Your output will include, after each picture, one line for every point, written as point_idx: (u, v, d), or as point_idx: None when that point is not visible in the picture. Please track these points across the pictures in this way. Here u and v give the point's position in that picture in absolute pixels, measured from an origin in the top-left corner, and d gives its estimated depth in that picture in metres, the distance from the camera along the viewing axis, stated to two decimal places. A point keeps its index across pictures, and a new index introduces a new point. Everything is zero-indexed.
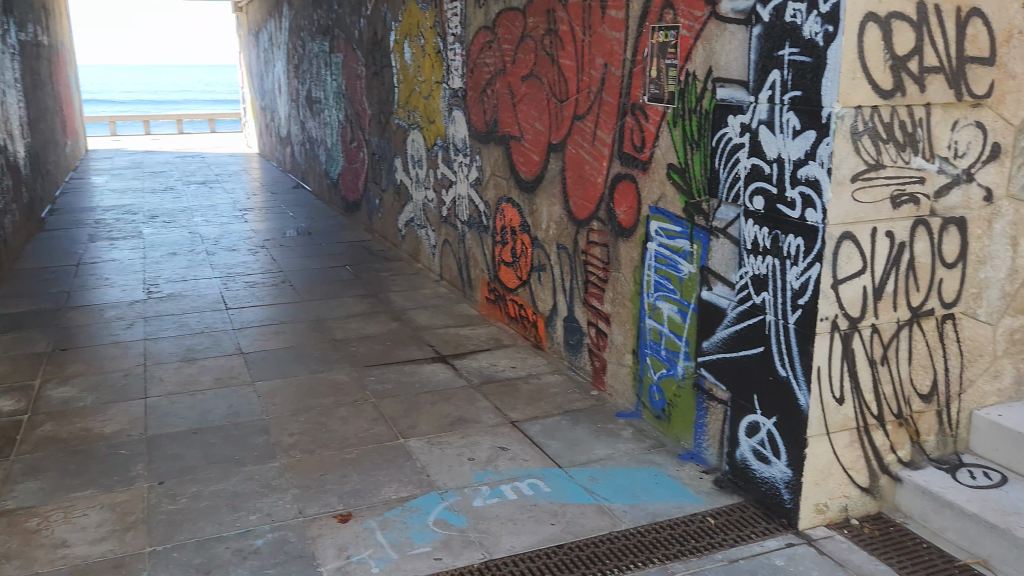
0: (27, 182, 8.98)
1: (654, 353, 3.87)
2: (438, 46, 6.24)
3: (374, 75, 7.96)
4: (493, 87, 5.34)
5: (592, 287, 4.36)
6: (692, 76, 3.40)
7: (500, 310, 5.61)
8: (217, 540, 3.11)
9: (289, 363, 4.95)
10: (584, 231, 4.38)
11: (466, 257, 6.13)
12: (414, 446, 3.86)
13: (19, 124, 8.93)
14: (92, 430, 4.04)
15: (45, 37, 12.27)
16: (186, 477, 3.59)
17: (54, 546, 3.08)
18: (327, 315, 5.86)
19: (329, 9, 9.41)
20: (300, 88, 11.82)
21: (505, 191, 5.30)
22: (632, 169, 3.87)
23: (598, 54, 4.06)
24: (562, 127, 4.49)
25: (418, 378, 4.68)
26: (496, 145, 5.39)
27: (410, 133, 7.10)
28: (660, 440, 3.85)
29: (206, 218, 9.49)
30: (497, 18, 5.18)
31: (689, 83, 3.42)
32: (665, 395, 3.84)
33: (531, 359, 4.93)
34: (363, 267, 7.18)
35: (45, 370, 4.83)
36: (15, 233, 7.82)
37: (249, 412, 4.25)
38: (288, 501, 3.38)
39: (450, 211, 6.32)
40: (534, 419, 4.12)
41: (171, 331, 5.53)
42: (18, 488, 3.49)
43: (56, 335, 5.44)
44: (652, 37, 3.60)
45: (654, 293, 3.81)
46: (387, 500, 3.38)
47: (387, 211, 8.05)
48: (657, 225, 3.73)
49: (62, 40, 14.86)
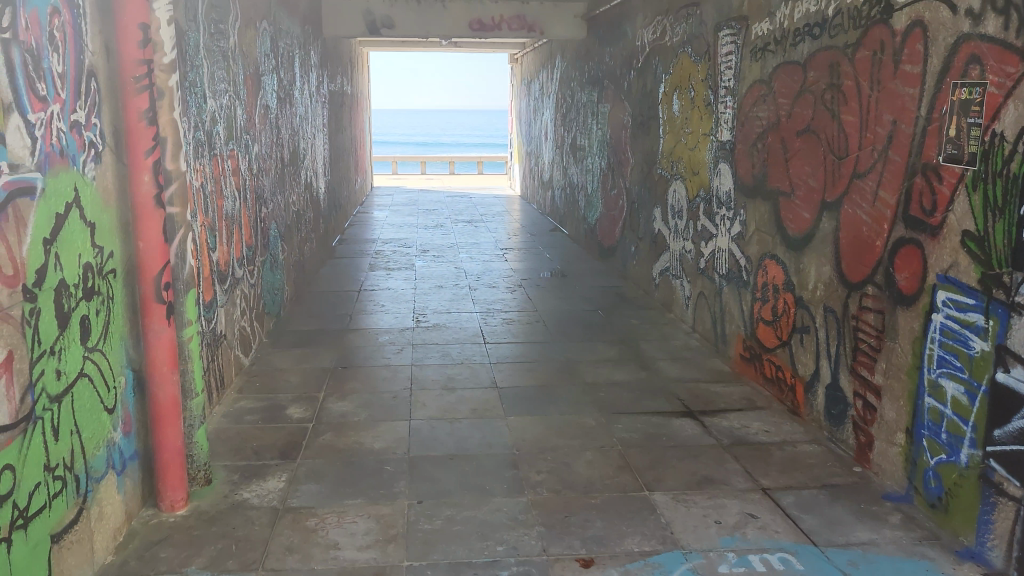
0: (324, 213, 10.08)
1: (932, 435, 3.55)
2: (708, 99, 6.23)
3: (640, 125, 8.09)
4: (765, 142, 5.23)
5: (862, 356, 4.09)
6: (995, 138, 3.11)
7: (755, 370, 5.42)
8: (468, 564, 3.27)
9: (540, 401, 5.11)
10: (857, 296, 4.13)
11: (721, 312, 6.00)
12: (659, 500, 3.82)
13: (322, 161, 10.06)
14: (364, 444, 4.42)
15: (348, 84, 13.77)
16: (442, 500, 3.81)
17: (328, 547, 3.39)
18: (578, 358, 5.99)
19: (600, 61, 9.71)
20: (565, 136, 12.28)
21: (770, 248, 5.14)
22: (918, 233, 3.61)
23: (887, 110, 3.84)
24: (839, 186, 4.29)
25: (665, 430, 4.64)
26: (763, 200, 5.25)
27: (672, 183, 7.11)
28: (932, 532, 3.51)
29: (470, 255, 10.08)
30: (775, 72, 5.08)
31: (992, 145, 3.13)
32: (943, 482, 3.50)
33: (787, 424, 4.70)
34: (615, 313, 7.27)
35: (329, 385, 5.36)
36: (311, 258, 8.79)
37: (501, 445, 4.44)
38: (534, 537, 3.47)
39: (709, 264, 6.23)
40: (787, 489, 3.92)
41: (435, 359, 5.92)
42: (302, 490, 3.89)
43: (338, 354, 6.03)
44: (953, 93, 3.35)
45: (936, 369, 3.50)
46: (629, 551, 3.37)
47: (643, 259, 8.09)
48: (946, 295, 3.43)
49: (360, 87, 16.60)
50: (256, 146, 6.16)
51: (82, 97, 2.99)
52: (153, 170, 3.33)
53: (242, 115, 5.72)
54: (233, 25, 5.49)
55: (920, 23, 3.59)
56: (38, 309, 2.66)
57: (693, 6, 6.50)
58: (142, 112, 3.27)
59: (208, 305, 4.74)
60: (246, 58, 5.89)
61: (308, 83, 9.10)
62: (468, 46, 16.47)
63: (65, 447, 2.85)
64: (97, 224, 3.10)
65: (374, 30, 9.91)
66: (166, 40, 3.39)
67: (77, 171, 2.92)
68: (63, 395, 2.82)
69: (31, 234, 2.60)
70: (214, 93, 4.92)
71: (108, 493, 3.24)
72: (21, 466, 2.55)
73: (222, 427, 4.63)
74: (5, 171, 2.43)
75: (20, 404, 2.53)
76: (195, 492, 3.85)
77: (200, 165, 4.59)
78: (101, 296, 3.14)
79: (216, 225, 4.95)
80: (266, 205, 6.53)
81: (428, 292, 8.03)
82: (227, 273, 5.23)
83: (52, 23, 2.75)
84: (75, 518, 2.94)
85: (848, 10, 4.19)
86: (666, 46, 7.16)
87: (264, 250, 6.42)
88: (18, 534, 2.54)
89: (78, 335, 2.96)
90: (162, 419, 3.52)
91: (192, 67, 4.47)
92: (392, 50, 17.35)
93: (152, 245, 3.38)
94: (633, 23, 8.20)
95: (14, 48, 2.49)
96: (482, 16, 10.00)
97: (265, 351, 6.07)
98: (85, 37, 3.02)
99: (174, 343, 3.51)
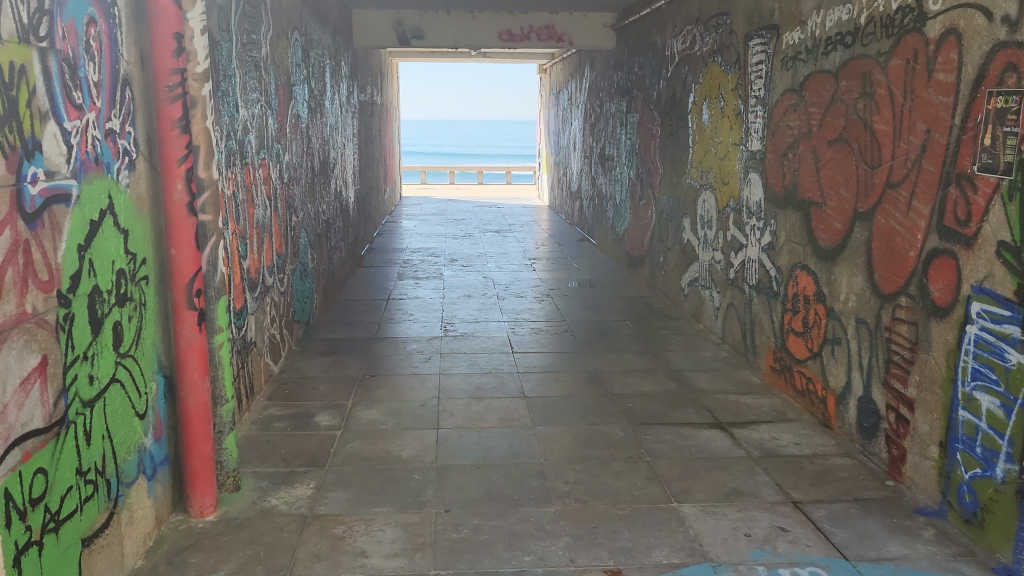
0: (354, 222, 10.15)
1: (967, 449, 3.48)
2: (738, 109, 6.19)
3: (669, 134, 8.06)
4: (796, 151, 5.18)
5: (895, 368, 4.03)
6: None
7: (785, 381, 5.35)
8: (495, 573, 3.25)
9: (568, 411, 5.09)
10: (890, 307, 4.07)
11: (751, 323, 5.94)
12: (688, 511, 3.78)
13: (351, 171, 10.14)
14: (391, 453, 4.42)
15: (378, 95, 13.89)
16: (469, 509, 3.80)
17: (355, 554, 3.39)
18: (607, 368, 5.96)
19: (629, 71, 9.69)
20: (593, 146, 12.27)
21: (801, 258, 5.08)
22: (953, 244, 3.54)
23: (920, 118, 3.79)
24: (872, 196, 4.23)
25: (694, 442, 4.59)
26: (794, 210, 5.20)
27: (701, 193, 7.07)
28: (968, 548, 3.43)
29: (498, 265, 10.09)
30: (806, 81, 5.03)
31: None
32: (979, 497, 3.42)
33: (818, 437, 4.63)
34: (644, 324, 7.23)
35: (357, 393, 5.38)
36: (340, 267, 8.84)
37: (529, 454, 4.42)
38: (562, 548, 3.45)
39: (738, 274, 6.18)
40: (819, 502, 3.86)
41: (463, 368, 5.92)
42: (329, 497, 3.90)
43: (366, 362, 6.05)
44: (988, 102, 3.29)
45: (971, 382, 3.43)
46: (658, 563, 3.33)
47: (672, 269, 8.04)
48: (981, 306, 3.37)
49: (390, 97, 16.72)
50: (286, 156, 6.22)
51: (117, 105, 3.03)
52: (185, 178, 3.37)
53: (274, 125, 5.79)
54: (265, 35, 5.56)
55: (954, 30, 3.54)
56: (72, 314, 2.69)
57: (723, 15, 6.47)
58: (175, 121, 3.31)
59: (238, 313, 4.78)
60: (278, 69, 5.96)
61: (339, 94, 9.19)
62: (497, 57, 16.55)
63: (97, 451, 2.88)
64: (130, 232, 3.14)
65: (404, 40, 10.07)
66: (199, 49, 3.44)
67: (111, 179, 2.97)
68: (95, 399, 2.85)
69: (66, 240, 2.64)
70: (246, 103, 4.99)
71: (138, 497, 3.28)
72: (54, 469, 2.58)
73: (251, 434, 4.66)
74: (41, 178, 2.48)
75: (53, 407, 2.56)
76: (224, 498, 3.87)
77: (232, 174, 4.65)
78: (133, 302, 3.18)
79: (247, 233, 5.00)
80: (297, 214, 6.59)
81: (456, 301, 8.05)
82: (258, 281, 5.28)
83: (88, 33, 2.80)
84: (105, 522, 2.97)
85: (881, 18, 4.15)
86: (696, 55, 7.14)
87: (294, 259, 6.48)
88: (50, 537, 2.57)
89: (111, 341, 2.99)
90: (192, 425, 3.55)
91: (225, 77, 4.54)
92: (422, 61, 17.47)
93: (184, 252, 3.41)
94: (662, 32, 8.19)
95: (51, 57, 2.54)
96: (511, 27, 10.08)
97: (294, 359, 6.11)
98: (120, 47, 3.07)
99: (204, 349, 3.54)
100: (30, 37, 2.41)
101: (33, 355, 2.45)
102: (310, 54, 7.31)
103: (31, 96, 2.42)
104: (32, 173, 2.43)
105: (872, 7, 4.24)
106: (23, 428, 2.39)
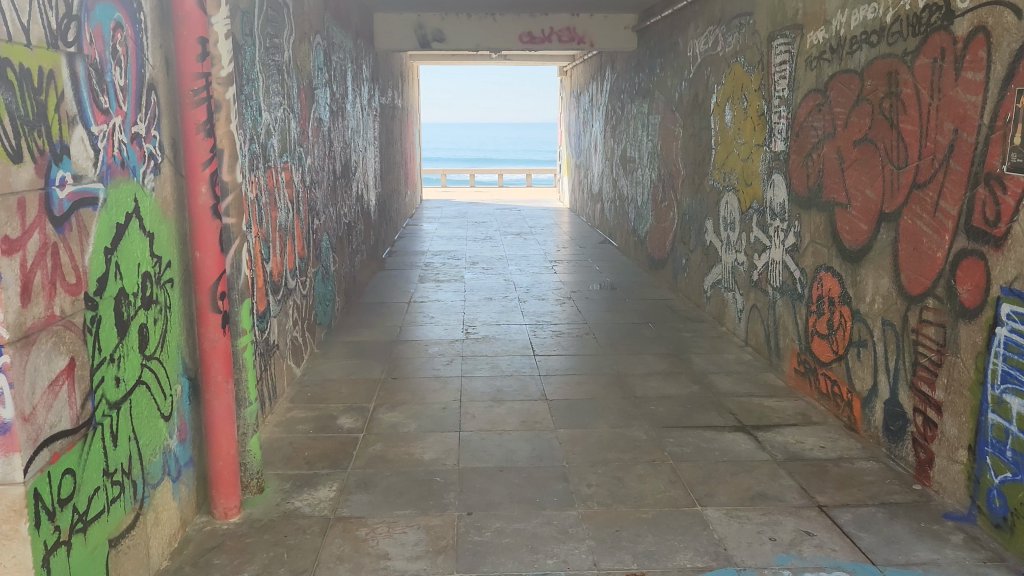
0: (375, 226, 10.18)
1: (997, 452, 3.43)
2: (761, 109, 6.15)
3: (692, 136, 8.02)
4: (820, 153, 5.14)
5: (922, 371, 3.97)
6: None
7: (810, 384, 5.30)
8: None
9: (589, 414, 5.07)
10: (917, 309, 4.01)
11: (775, 325, 5.89)
12: (712, 515, 3.74)
13: (372, 174, 10.15)
14: (413, 455, 4.43)
15: (399, 97, 13.92)
16: (491, 511, 3.79)
17: (378, 557, 3.39)
18: (629, 370, 5.93)
19: (651, 72, 9.65)
20: (614, 147, 12.23)
21: (826, 259, 5.04)
22: (982, 245, 3.49)
23: (948, 118, 3.74)
24: (899, 196, 4.18)
25: (717, 445, 4.56)
26: (819, 211, 5.15)
27: (724, 195, 7.03)
28: (998, 554, 3.37)
29: (520, 267, 10.08)
30: (831, 81, 4.98)
31: None
32: (1009, 502, 3.36)
33: (844, 440, 4.58)
34: (666, 326, 7.19)
35: (379, 395, 5.40)
36: (362, 270, 8.87)
37: (551, 457, 4.41)
38: (584, 551, 3.43)
39: (762, 276, 6.13)
40: (845, 506, 3.81)
41: (484, 371, 5.92)
42: (352, 499, 3.90)
43: (388, 365, 6.06)
44: (1018, 100, 3.24)
45: (1000, 385, 3.38)
46: (681, 567, 3.31)
47: (694, 271, 8.00)
48: (1010, 308, 3.32)
49: (411, 101, 16.75)
50: (309, 160, 6.25)
51: (142, 110, 3.06)
52: (210, 182, 3.39)
53: (296, 129, 5.83)
54: (288, 40, 5.61)
55: (983, 28, 3.49)
56: (98, 317, 2.71)
57: (746, 15, 6.44)
58: (199, 124, 3.32)
59: (262, 315, 4.81)
60: (300, 73, 5.99)
61: (360, 96, 9.24)
62: (517, 60, 16.54)
63: (123, 453, 2.90)
64: (156, 235, 3.16)
65: (425, 44, 10.06)
66: (223, 54, 3.46)
67: (137, 183, 2.99)
68: (121, 401, 2.87)
69: (93, 244, 2.66)
70: (269, 107, 5.03)
71: (163, 499, 3.30)
72: (81, 470, 2.60)
73: (274, 437, 4.68)
74: (69, 182, 2.50)
75: (80, 409, 2.58)
76: (248, 500, 3.89)
77: (255, 178, 4.68)
78: (158, 305, 3.20)
79: (270, 236, 5.03)
80: (319, 217, 6.62)
81: (477, 304, 8.05)
82: (280, 284, 5.31)
83: (115, 38, 2.83)
84: (131, 523, 2.99)
85: (907, 16, 4.10)
86: (719, 56, 7.09)
87: (316, 262, 6.50)
88: (77, 538, 2.59)
89: (137, 343, 3.01)
90: (216, 428, 3.56)
91: (249, 82, 4.56)
92: (443, 65, 17.52)
93: (208, 255, 3.42)
94: (684, 33, 8.14)
95: (78, 62, 2.57)
96: (532, 29, 10.07)
97: (316, 361, 6.13)
98: (146, 52, 3.10)
99: (228, 351, 3.55)
100: (58, 42, 2.44)
101: (61, 358, 2.47)
102: (332, 58, 7.35)
103: (59, 100, 2.45)
104: (60, 177, 2.45)
105: (898, 5, 4.19)
106: (51, 429, 2.41)
